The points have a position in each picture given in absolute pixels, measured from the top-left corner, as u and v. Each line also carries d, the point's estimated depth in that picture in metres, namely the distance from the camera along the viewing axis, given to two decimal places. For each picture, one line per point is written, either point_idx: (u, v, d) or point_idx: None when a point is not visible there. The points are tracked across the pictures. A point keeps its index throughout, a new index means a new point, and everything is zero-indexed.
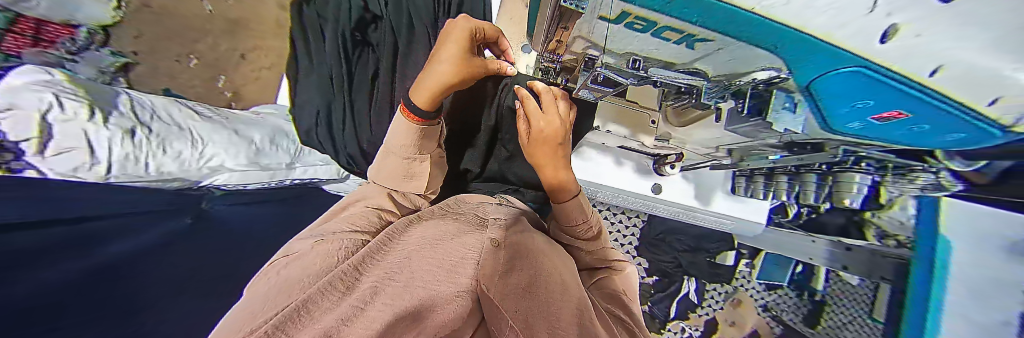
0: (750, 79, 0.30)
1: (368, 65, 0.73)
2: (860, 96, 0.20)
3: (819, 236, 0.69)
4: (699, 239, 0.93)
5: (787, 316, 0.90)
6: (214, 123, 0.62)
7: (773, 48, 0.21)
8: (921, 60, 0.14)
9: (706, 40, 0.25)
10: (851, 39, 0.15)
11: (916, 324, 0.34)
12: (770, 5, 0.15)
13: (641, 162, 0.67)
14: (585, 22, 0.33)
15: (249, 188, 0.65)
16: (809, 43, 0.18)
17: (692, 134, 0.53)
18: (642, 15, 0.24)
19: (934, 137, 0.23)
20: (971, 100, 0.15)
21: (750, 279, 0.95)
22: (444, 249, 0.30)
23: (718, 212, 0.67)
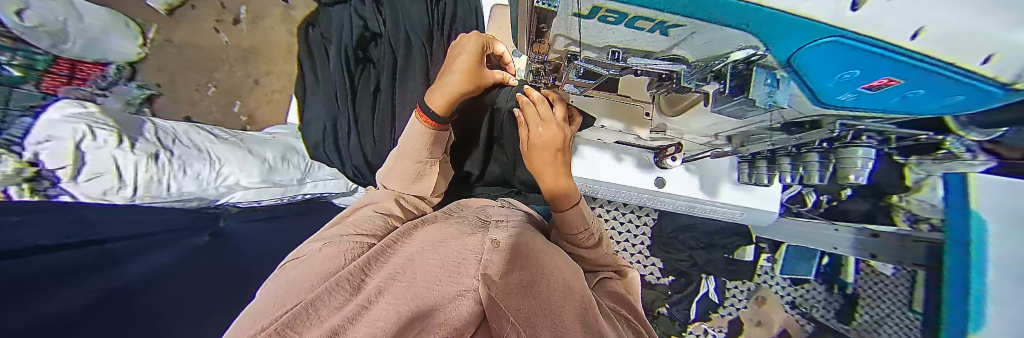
0: (727, 59, 0.27)
1: (370, 79, 0.77)
2: (847, 64, 0.19)
3: (842, 226, 0.73)
4: (713, 236, 1.04)
5: (818, 312, 0.98)
6: (231, 144, 0.68)
7: (749, 25, 0.18)
8: (900, 24, 0.13)
9: (678, 25, 0.21)
10: (823, 11, 0.14)
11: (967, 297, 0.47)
12: None
13: (642, 157, 0.65)
14: (561, 21, 0.29)
15: (263, 203, 0.71)
16: (779, 19, 0.16)
17: (687, 124, 0.50)
18: (615, 8, 0.20)
19: (936, 102, 0.22)
20: (958, 62, 0.15)
21: (773, 275, 1.04)
22: (444, 251, 0.28)
23: (727, 203, 0.63)
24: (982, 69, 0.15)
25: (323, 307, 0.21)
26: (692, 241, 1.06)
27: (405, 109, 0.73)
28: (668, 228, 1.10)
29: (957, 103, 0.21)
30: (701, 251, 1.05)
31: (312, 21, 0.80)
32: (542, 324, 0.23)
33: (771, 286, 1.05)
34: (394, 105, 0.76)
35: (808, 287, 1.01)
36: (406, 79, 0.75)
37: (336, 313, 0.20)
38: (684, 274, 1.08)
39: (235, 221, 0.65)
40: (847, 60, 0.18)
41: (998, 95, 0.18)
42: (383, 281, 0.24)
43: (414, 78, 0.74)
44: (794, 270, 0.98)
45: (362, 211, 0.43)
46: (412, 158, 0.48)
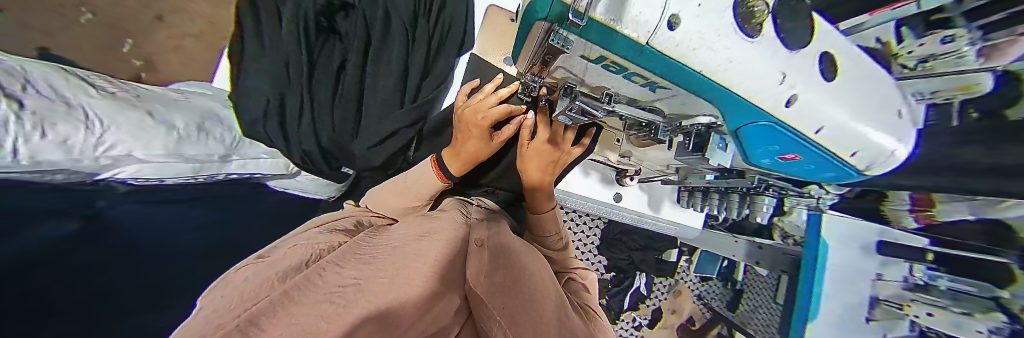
0: (695, 123, 0.34)
1: (331, 57, 0.71)
2: (770, 146, 0.26)
3: (740, 238, 0.92)
4: (648, 239, 1.23)
5: (715, 302, 1.22)
6: (109, 98, 0.40)
7: (715, 101, 0.23)
8: (812, 120, 0.22)
9: (665, 87, 0.26)
10: (772, 106, 0.21)
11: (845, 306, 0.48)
12: (729, 74, 0.19)
13: (605, 173, 0.71)
14: (568, 59, 0.29)
15: (166, 183, 0.47)
16: (733, 106, 0.22)
17: (646, 154, 0.56)
18: (619, 62, 0.24)
19: (818, 175, 0.30)
20: (838, 150, 0.24)
21: (688, 272, 1.27)
22: (424, 245, 0.31)
23: (666, 218, 0.74)
24: (850, 156, 0.24)
25: (297, 295, 0.18)
26: (632, 242, 1.24)
27: (374, 99, 0.72)
28: (614, 230, 1.25)
29: (830, 177, 0.30)
30: (638, 252, 1.22)
31: None
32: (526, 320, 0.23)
33: (686, 282, 1.29)
34: (361, 91, 0.73)
35: (711, 283, 1.24)
36: (380, 60, 0.73)
37: (311, 297, 0.19)
38: (624, 271, 1.24)
39: (122, 203, 0.42)
40: (768, 142, 0.25)
41: (853, 174, 0.27)
42: (367, 276, 0.23)
43: (389, 66, 0.72)
44: (704, 269, 1.20)
45: (327, 225, 0.39)
46: (415, 196, 0.51)
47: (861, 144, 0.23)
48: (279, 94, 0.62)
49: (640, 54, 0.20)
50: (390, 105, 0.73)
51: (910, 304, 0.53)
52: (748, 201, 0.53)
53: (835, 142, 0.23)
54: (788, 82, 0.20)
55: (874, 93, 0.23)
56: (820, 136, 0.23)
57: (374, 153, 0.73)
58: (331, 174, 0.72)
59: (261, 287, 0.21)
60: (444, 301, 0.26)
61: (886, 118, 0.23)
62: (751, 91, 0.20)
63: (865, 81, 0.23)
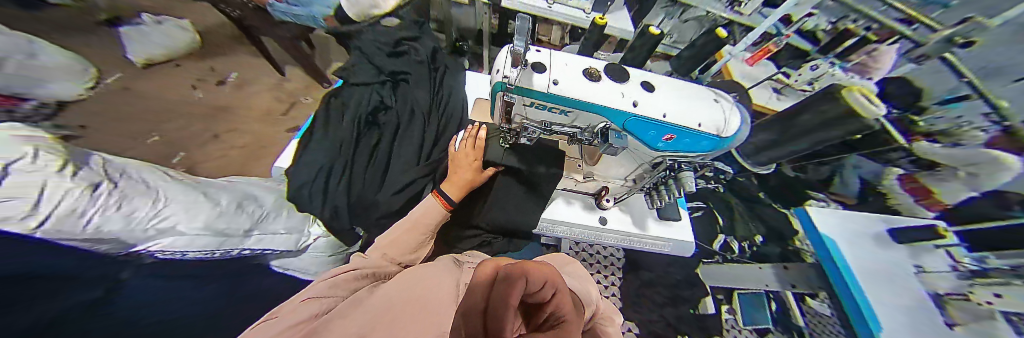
0: (600, 124, 0.41)
1: (371, 135, 0.88)
2: (655, 131, 0.40)
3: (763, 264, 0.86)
4: (673, 288, 1.10)
5: None
6: (170, 188, 0.52)
7: (604, 115, 0.40)
8: (658, 110, 0.38)
9: (569, 113, 0.42)
10: (627, 108, 0.38)
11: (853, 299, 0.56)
12: (588, 99, 0.38)
13: (586, 201, 0.72)
14: (520, 108, 0.44)
15: (186, 258, 0.47)
16: (611, 113, 0.39)
17: (606, 170, 0.62)
18: (540, 103, 0.41)
19: (700, 147, 0.42)
20: (691, 124, 0.38)
21: (739, 328, 1.09)
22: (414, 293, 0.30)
23: (655, 235, 0.69)
24: (700, 126, 0.38)
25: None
26: (658, 296, 1.09)
27: (399, 161, 0.84)
28: (634, 285, 1.12)
29: (712, 147, 0.42)
30: (670, 307, 1.07)
31: (334, 93, 0.93)
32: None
33: None
34: (388, 161, 0.85)
35: None
36: (405, 138, 0.88)
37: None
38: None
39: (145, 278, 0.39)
40: (648, 128, 0.40)
41: (717, 139, 0.40)
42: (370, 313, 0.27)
43: (412, 137, 0.88)
44: (754, 318, 1.06)
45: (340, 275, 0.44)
46: (421, 229, 0.55)
47: (698, 119, 0.38)
48: (329, 163, 0.75)
49: (547, 96, 0.39)
50: (411, 165, 0.83)
51: (971, 291, 0.53)
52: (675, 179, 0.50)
53: (682, 119, 0.38)
54: (627, 95, 0.39)
55: (688, 92, 0.41)
56: (670, 119, 0.38)
57: (396, 198, 0.78)
58: (343, 233, 0.76)
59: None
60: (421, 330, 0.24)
61: (705, 103, 0.40)
62: (608, 102, 0.38)
63: (676, 88, 0.42)
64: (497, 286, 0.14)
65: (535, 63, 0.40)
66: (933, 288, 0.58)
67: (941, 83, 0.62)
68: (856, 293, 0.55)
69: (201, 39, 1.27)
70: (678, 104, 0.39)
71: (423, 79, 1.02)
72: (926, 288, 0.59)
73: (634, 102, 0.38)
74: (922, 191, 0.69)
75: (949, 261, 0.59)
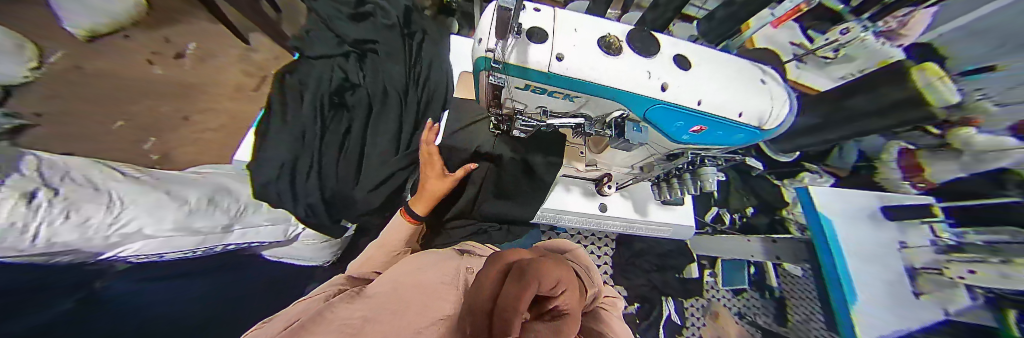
0: (609, 117, 0.40)
1: (340, 122, 0.80)
2: (680, 119, 0.36)
3: (752, 237, 0.88)
4: (662, 257, 1.18)
5: (760, 318, 1.15)
6: (126, 181, 0.46)
7: (621, 99, 0.35)
8: (690, 95, 0.34)
9: (576, 97, 0.37)
10: (651, 91, 0.34)
11: (842, 292, 0.58)
12: (600, 79, 0.33)
13: (585, 187, 0.71)
14: (508, 90, 0.41)
15: (164, 258, 0.48)
16: (630, 98, 0.34)
17: (610, 157, 0.60)
18: (538, 86, 0.37)
19: (733, 137, 0.38)
20: (731, 114, 0.34)
21: (719, 288, 1.21)
22: (422, 280, 0.29)
23: (657, 220, 0.71)
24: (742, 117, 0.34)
25: (311, 326, 0.20)
26: (647, 264, 1.18)
27: (374, 153, 0.79)
28: (626, 254, 1.21)
29: (741, 138, 0.38)
30: (656, 274, 1.17)
31: (289, 69, 0.82)
32: None
33: (719, 300, 1.20)
34: (362, 148, 0.80)
35: (747, 296, 1.21)
36: (381, 122, 0.81)
37: (327, 326, 0.21)
38: (648, 299, 1.15)
39: (119, 283, 0.41)
40: (671, 116, 0.36)
41: (754, 131, 0.36)
42: (371, 308, 0.25)
43: (388, 124, 0.81)
44: (733, 281, 1.17)
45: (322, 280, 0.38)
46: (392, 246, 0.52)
47: (739, 107, 0.34)
48: (292, 158, 0.69)
49: (545, 77, 0.34)
50: (387, 156, 0.79)
51: (948, 266, 0.58)
52: (697, 174, 0.50)
53: (717, 110, 0.34)
54: (654, 75, 0.34)
55: (728, 71, 0.36)
56: (704, 106, 0.34)
57: (373, 196, 0.77)
58: (329, 228, 0.74)
59: (275, 331, 0.22)
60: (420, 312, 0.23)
61: (748, 89, 0.35)
62: (629, 85, 0.33)
63: (712, 67, 0.36)
64: (509, 285, 0.11)
65: (532, 30, 0.33)
66: (912, 262, 0.62)
67: (977, 49, 0.63)
68: (847, 283, 0.58)
69: (147, 4, 1.06)
70: (716, 88, 0.34)
71: (395, 52, 0.92)
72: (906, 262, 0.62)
73: (662, 84, 0.33)
74: (913, 167, 0.76)
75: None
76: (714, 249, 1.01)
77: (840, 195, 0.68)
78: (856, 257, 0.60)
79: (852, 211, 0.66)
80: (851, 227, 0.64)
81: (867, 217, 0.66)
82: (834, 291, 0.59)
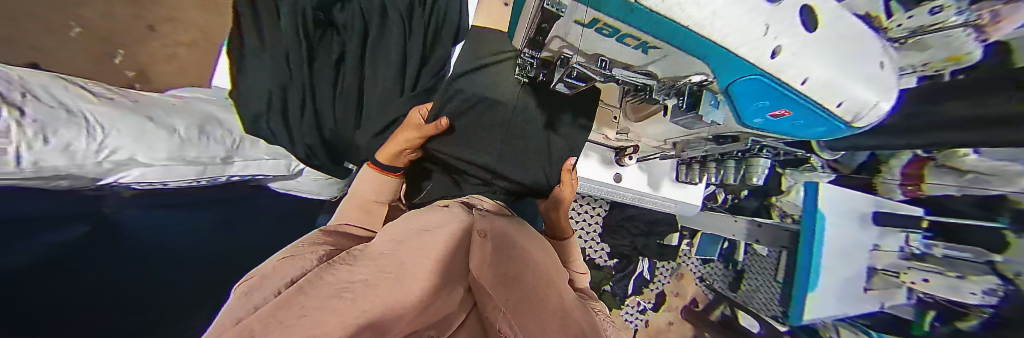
0: (688, 82, 0.35)
1: (330, 49, 0.73)
2: (759, 100, 0.26)
3: (740, 217, 0.94)
4: (650, 224, 1.26)
5: (716, 283, 1.40)
6: (103, 101, 0.44)
7: (701, 53, 0.21)
8: (800, 72, 0.21)
9: (656, 48, 0.26)
10: (759, 56, 0.20)
11: (804, 277, 0.65)
12: (702, 25, 0.16)
13: (605, 154, 0.79)
14: (563, 25, 0.31)
15: (167, 184, 0.51)
16: (726, 64, 0.21)
17: (644, 129, 0.63)
18: (611, 24, 0.24)
19: (807, 129, 0.31)
20: (830, 101, 0.25)
21: (691, 255, 1.41)
22: (426, 245, 0.30)
23: (665, 194, 0.83)
24: (841, 107, 0.25)
25: (309, 291, 0.20)
26: (635, 228, 1.28)
27: (374, 89, 0.74)
28: (617, 217, 1.30)
29: (817, 131, 0.32)
30: (641, 238, 1.28)
31: None
32: (532, 308, 0.25)
33: (687, 264, 1.46)
34: (361, 82, 0.75)
35: (712, 265, 1.42)
36: (378, 50, 0.75)
37: (331, 284, 0.22)
38: (627, 257, 1.33)
39: (128, 207, 0.50)
40: (758, 92, 0.25)
41: (838, 125, 0.29)
42: (375, 272, 0.24)
43: (389, 54, 0.75)
44: (707, 251, 1.33)
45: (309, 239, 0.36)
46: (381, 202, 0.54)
47: (847, 95, 0.24)
48: (281, 91, 0.67)
49: (627, 13, 0.19)
50: (391, 94, 0.74)
51: (908, 272, 0.74)
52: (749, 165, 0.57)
53: (820, 93, 0.23)
54: (773, 33, 0.18)
55: (857, 42, 0.24)
56: (806, 86, 0.23)
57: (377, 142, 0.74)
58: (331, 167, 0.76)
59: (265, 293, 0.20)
60: (449, 296, 0.26)
61: (865, 69, 0.25)
62: (738, 44, 0.18)
63: (844, 31, 0.22)
64: None
65: None
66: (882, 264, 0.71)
67: None
68: (813, 270, 0.64)
69: None
70: (835, 61, 0.22)
71: None
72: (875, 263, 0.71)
73: (775, 49, 0.20)
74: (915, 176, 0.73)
75: (904, 244, 0.74)
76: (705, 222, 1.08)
77: (846, 194, 0.66)
78: (831, 249, 0.64)
79: (851, 211, 0.66)
80: (841, 223, 0.65)
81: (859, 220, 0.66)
82: (800, 276, 0.65)
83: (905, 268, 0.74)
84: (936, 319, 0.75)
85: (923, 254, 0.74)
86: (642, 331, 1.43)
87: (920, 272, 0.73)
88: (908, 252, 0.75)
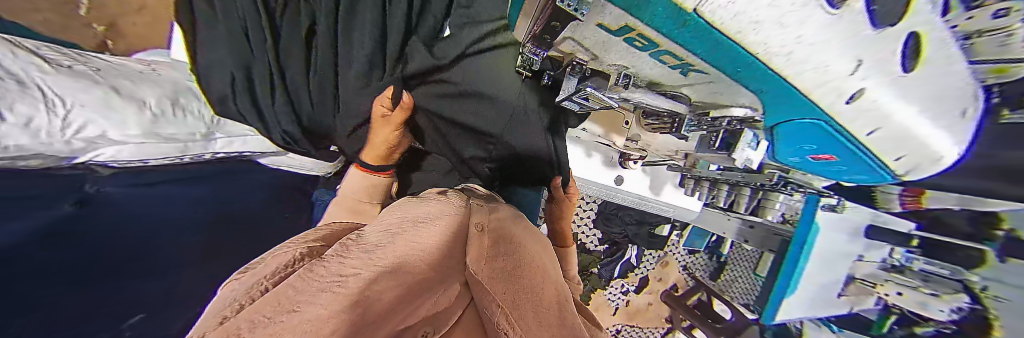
0: (726, 115, 0.40)
1: (297, 21, 0.66)
2: (812, 138, 0.35)
3: (733, 216, 0.94)
4: (644, 215, 1.30)
5: (698, 272, 1.50)
6: (71, 73, 0.48)
7: (760, 87, 0.27)
8: (863, 120, 0.29)
9: (702, 70, 0.29)
10: (830, 99, 0.26)
11: (782, 281, 0.68)
12: (782, 61, 0.21)
13: (609, 156, 0.87)
14: (581, 27, 0.30)
15: (149, 160, 0.58)
16: (786, 91, 0.26)
17: (655, 138, 0.72)
18: (646, 34, 0.25)
19: (844, 169, 0.42)
20: (883, 153, 0.34)
21: (678, 245, 1.47)
22: (415, 237, 0.30)
23: (666, 198, 0.94)
24: (896, 161, 0.36)
25: (298, 285, 0.17)
26: (628, 218, 1.31)
27: (349, 73, 0.69)
28: (612, 206, 1.31)
29: (861, 175, 0.42)
30: (633, 227, 1.31)
31: None
32: (528, 303, 0.26)
33: (674, 254, 1.52)
34: (336, 63, 0.69)
35: (698, 256, 1.49)
36: (353, 26, 0.66)
37: (330, 271, 0.21)
38: (616, 244, 1.38)
39: (112, 186, 0.54)
40: (811, 130, 0.33)
41: (873, 171, 0.39)
42: (367, 265, 0.22)
43: (366, 29, 0.66)
44: (693, 242, 1.40)
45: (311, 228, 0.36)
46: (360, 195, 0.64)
47: (908, 152, 0.34)
48: (245, 69, 0.65)
49: (678, 26, 0.21)
50: (368, 79, 0.70)
51: (882, 284, 0.75)
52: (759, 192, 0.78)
53: (873, 142, 0.32)
54: (859, 74, 0.23)
55: (945, 87, 0.27)
56: (869, 134, 0.31)
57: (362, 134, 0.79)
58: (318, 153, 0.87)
59: (245, 290, 0.18)
60: (444, 289, 0.25)
61: (939, 133, 0.32)
62: (815, 88, 0.24)
63: (947, 78, 0.26)
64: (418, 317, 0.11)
65: None
66: (855, 272, 0.73)
67: None
68: (793, 275, 0.67)
69: None
70: (920, 121, 0.29)
71: None
72: (851, 272, 0.73)
73: (856, 92, 0.25)
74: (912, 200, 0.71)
75: (885, 256, 0.77)
76: (704, 220, 1.09)
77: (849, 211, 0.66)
78: (818, 258, 0.66)
79: (849, 226, 0.67)
80: (834, 235, 0.66)
81: (850, 235, 0.67)
82: (777, 279, 0.69)
83: (882, 279, 0.76)
84: (897, 322, 0.82)
85: (902, 267, 0.77)
86: (622, 309, 1.54)
87: (895, 285, 0.74)
88: (890, 262, 0.78)
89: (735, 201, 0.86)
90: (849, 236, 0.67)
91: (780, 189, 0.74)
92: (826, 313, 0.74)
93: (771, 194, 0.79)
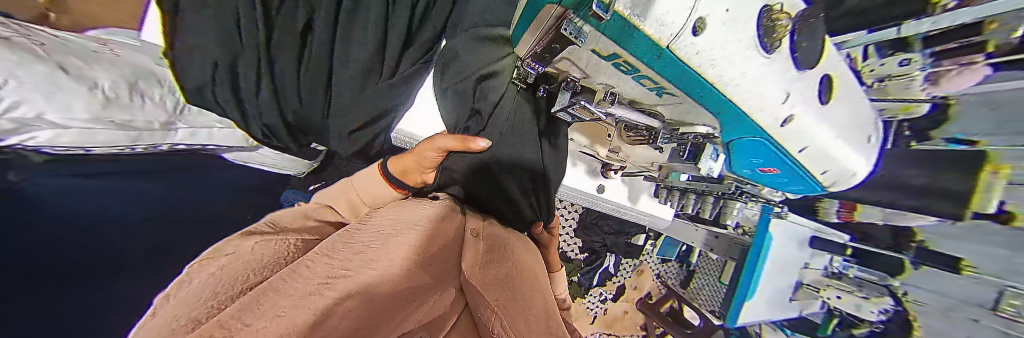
0: (692, 131, 0.45)
1: (296, 13, 0.63)
2: (758, 159, 0.39)
3: (701, 227, 1.02)
4: (621, 225, 1.35)
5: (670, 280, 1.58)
6: (12, 45, 0.41)
7: (720, 114, 0.31)
8: (801, 143, 0.34)
9: (672, 93, 0.33)
10: (776, 127, 0.30)
11: (744, 287, 0.74)
12: (740, 95, 0.25)
13: (591, 166, 0.92)
14: (575, 52, 0.32)
15: (92, 151, 0.55)
16: (742, 120, 0.29)
17: (633, 150, 0.77)
18: (630, 61, 0.27)
19: (791, 185, 0.47)
20: (817, 172, 0.39)
21: (652, 254, 1.54)
22: (401, 239, 0.29)
23: (643, 207, 1.00)
24: (828, 179, 0.41)
25: (281, 287, 0.17)
26: (607, 227, 1.36)
27: (345, 69, 0.68)
28: (592, 215, 1.36)
29: (799, 189, 0.48)
30: (612, 236, 1.36)
31: None
32: (519, 307, 0.26)
33: (649, 263, 1.60)
34: (332, 60, 0.68)
35: (669, 264, 1.58)
36: (354, 25, 0.66)
37: (315, 274, 0.20)
38: (596, 253, 1.42)
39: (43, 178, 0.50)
40: (759, 152, 0.37)
41: (811, 187, 0.45)
42: (357, 266, 0.22)
43: (368, 29, 0.66)
44: (666, 252, 1.47)
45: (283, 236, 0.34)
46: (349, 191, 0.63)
47: (835, 171, 0.40)
48: (230, 56, 0.59)
49: (656, 57, 0.23)
50: (366, 78, 0.71)
51: (825, 289, 0.83)
52: (723, 200, 0.84)
53: (809, 163, 0.37)
54: (791, 103, 0.28)
55: (853, 114, 0.35)
56: (805, 157, 0.36)
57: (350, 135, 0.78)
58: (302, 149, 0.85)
59: (221, 296, 0.17)
60: (438, 294, 0.27)
61: (855, 153, 0.39)
62: (762, 117, 0.28)
63: (843, 103, 0.33)
64: None
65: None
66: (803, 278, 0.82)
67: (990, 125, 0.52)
68: (753, 281, 0.73)
69: None
70: (841, 142, 0.36)
71: None
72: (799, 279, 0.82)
73: (792, 119, 0.29)
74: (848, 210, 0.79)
75: (824, 264, 0.86)
76: (675, 230, 1.16)
77: (795, 221, 0.75)
78: (773, 265, 0.73)
79: (797, 237, 0.75)
80: (785, 244, 0.74)
81: (797, 245, 0.76)
82: (740, 285, 0.75)
83: (824, 284, 0.85)
84: (838, 325, 0.90)
85: (841, 274, 0.84)
86: (600, 317, 1.57)
87: (835, 289, 0.82)
88: (829, 270, 0.86)
89: (701, 209, 0.92)
90: (796, 246, 0.76)
91: (738, 197, 0.79)
92: (780, 317, 0.81)
93: (730, 202, 0.83)
